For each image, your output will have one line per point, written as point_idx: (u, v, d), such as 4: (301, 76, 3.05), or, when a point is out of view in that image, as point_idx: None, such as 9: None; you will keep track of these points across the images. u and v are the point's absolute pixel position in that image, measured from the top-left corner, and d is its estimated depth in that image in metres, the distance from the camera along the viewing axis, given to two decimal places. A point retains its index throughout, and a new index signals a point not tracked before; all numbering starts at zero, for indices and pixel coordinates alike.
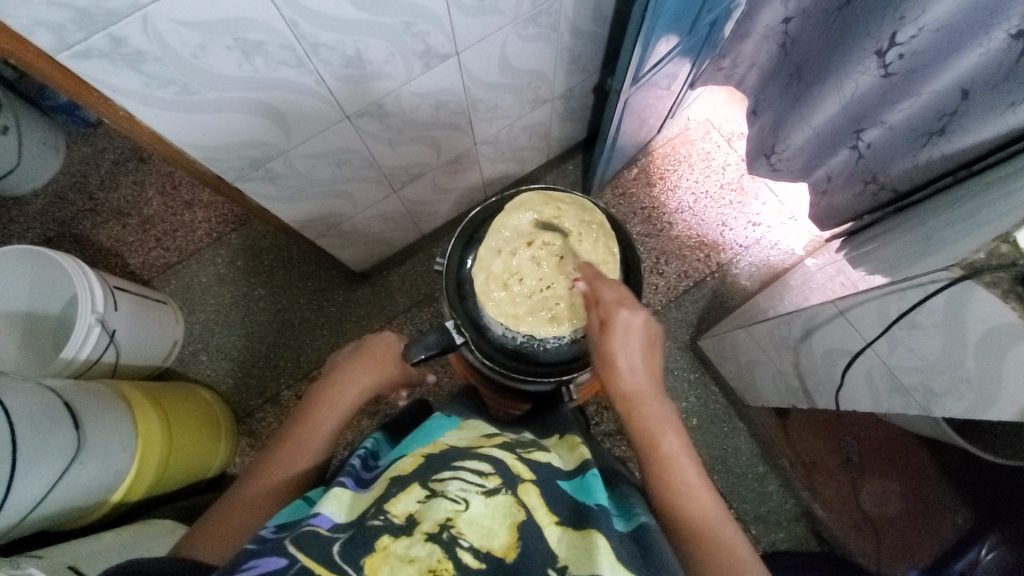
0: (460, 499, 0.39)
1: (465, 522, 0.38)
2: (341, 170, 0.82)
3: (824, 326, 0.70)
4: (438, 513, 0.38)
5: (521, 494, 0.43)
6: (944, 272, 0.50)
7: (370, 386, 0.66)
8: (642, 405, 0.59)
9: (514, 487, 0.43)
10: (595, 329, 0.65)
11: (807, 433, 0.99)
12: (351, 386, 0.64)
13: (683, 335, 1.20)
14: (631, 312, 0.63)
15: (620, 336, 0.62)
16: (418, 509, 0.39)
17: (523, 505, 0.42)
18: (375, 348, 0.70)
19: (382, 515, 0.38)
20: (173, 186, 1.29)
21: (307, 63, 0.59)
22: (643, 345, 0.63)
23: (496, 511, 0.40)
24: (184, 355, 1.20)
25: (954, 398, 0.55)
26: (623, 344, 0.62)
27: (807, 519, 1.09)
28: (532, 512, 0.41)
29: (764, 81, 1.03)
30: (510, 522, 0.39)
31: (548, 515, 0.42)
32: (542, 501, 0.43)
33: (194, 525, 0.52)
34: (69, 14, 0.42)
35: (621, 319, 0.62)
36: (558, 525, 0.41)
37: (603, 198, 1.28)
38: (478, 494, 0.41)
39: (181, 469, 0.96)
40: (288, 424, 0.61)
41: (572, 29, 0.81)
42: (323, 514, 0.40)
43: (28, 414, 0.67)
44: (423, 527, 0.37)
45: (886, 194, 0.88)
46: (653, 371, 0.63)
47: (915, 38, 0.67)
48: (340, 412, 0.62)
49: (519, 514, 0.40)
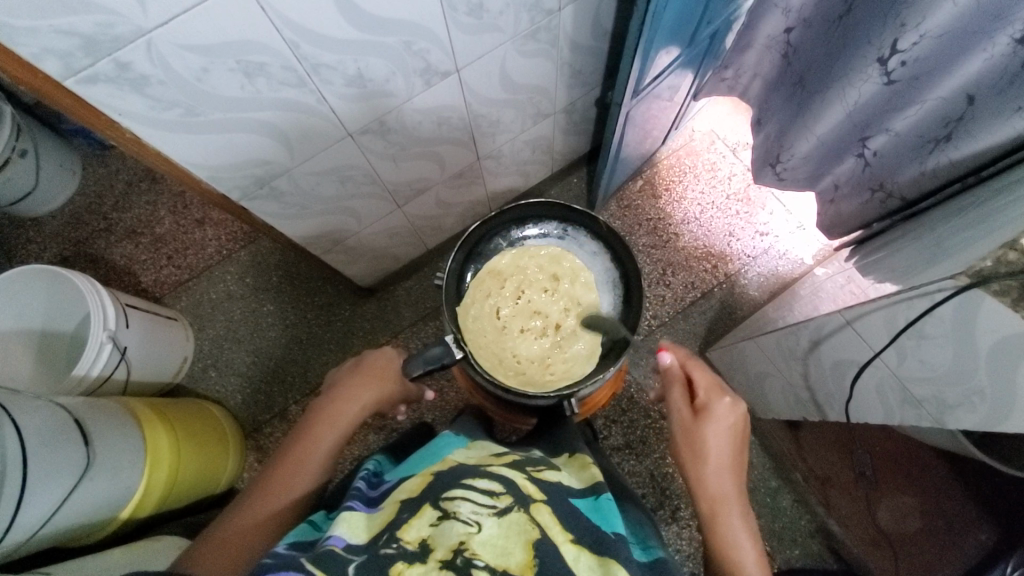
0: (472, 521, 0.39)
1: (478, 544, 0.37)
2: (345, 187, 0.83)
3: (832, 337, 0.69)
4: (452, 537, 0.37)
5: (535, 513, 0.42)
6: (950, 280, 0.50)
7: (370, 402, 0.66)
8: (721, 510, 0.61)
9: (527, 506, 0.43)
10: (688, 414, 0.67)
11: (819, 446, 0.97)
12: (351, 403, 0.64)
13: (692, 347, 1.19)
14: (731, 401, 0.67)
15: (717, 431, 0.65)
16: (430, 534, 0.38)
17: (537, 523, 0.41)
18: (375, 363, 0.70)
19: (395, 543, 0.37)
20: (184, 205, 1.32)
21: (308, 82, 0.60)
22: (733, 441, 0.65)
23: (510, 532, 0.39)
24: (194, 372, 1.21)
25: (967, 410, 0.53)
26: (716, 434, 0.65)
27: (823, 535, 1.06)
28: (547, 530, 0.41)
29: (768, 91, 1.03)
30: (525, 541, 0.39)
31: (563, 533, 0.41)
32: (556, 519, 0.43)
33: (194, 544, 0.53)
34: (76, 41, 0.43)
35: (720, 406, 0.66)
36: (574, 543, 0.41)
37: (608, 210, 1.28)
38: (490, 516, 0.40)
39: (190, 485, 0.96)
40: (287, 441, 0.61)
41: (571, 43, 0.82)
42: (337, 536, 0.39)
43: (38, 432, 0.68)
44: (437, 555, 0.36)
45: (895, 202, 0.87)
46: (739, 478, 0.65)
47: (916, 46, 0.67)
48: (341, 429, 0.62)
49: (534, 532, 0.40)
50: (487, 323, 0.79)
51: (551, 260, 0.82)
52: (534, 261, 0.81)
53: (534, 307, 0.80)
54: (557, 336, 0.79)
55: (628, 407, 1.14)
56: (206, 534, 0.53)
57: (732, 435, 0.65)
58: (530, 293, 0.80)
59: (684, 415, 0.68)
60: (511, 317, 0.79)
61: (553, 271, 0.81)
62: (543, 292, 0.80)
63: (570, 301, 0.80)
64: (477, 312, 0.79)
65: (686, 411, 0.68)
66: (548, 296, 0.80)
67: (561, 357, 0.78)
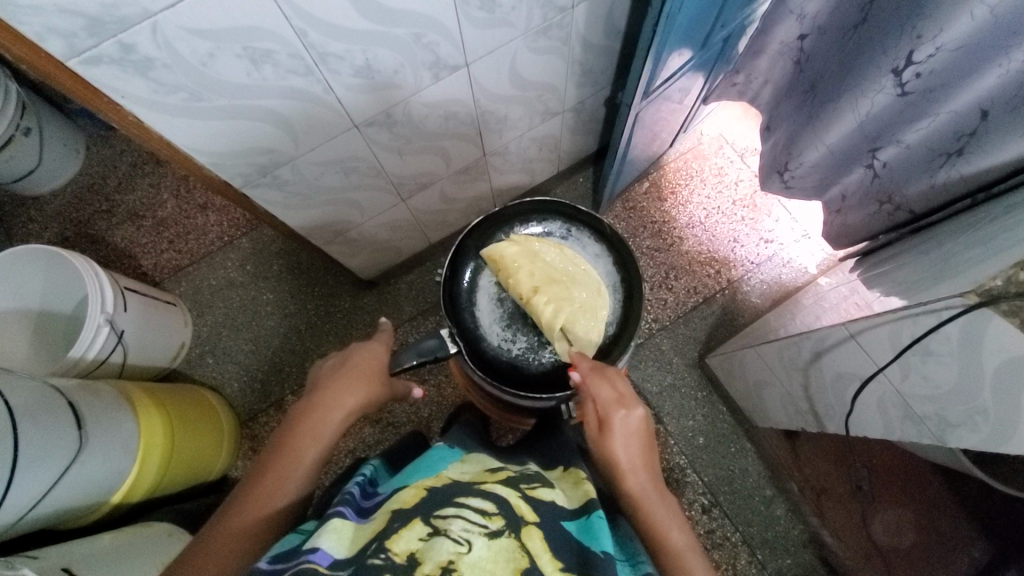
0: (463, 540, 0.39)
1: (467, 565, 0.37)
2: (349, 178, 0.82)
3: (834, 349, 0.69)
4: (441, 554, 0.37)
5: (525, 539, 0.42)
6: (959, 298, 0.50)
7: (355, 405, 0.65)
8: (647, 504, 0.57)
9: (519, 529, 0.42)
10: (594, 428, 0.63)
11: (816, 457, 0.97)
12: (335, 408, 0.63)
13: (692, 352, 1.18)
14: (628, 411, 0.62)
15: (623, 429, 0.61)
16: (420, 548, 0.38)
17: (527, 550, 0.41)
18: (358, 365, 0.69)
19: (383, 554, 0.37)
20: (187, 189, 1.31)
21: (316, 72, 0.59)
22: (641, 441, 0.62)
23: (499, 556, 0.39)
24: (191, 358, 1.20)
25: (969, 429, 0.52)
26: (625, 442, 0.61)
27: (815, 545, 1.07)
28: (537, 559, 0.40)
29: (780, 98, 1.02)
30: (513, 568, 0.39)
31: (552, 562, 0.41)
32: (546, 546, 0.42)
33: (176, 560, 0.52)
34: (80, 22, 0.42)
35: (621, 419, 0.62)
36: (563, 572, 0.40)
37: (613, 211, 1.27)
38: (481, 536, 0.40)
39: (181, 472, 0.96)
40: (269, 451, 0.60)
41: (584, 42, 0.81)
42: (323, 549, 0.38)
43: (31, 414, 0.67)
44: (425, 569, 0.36)
45: (903, 215, 0.86)
46: (654, 471, 0.61)
47: (931, 58, 0.66)
48: (323, 436, 0.61)
49: (522, 561, 0.39)
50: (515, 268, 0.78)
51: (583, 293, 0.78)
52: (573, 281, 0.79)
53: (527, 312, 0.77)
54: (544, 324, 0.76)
55: None
56: (193, 545, 0.52)
57: (639, 432, 0.62)
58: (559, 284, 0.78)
59: (593, 429, 0.63)
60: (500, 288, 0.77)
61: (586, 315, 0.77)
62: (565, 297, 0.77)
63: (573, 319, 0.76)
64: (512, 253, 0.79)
65: (593, 426, 0.63)
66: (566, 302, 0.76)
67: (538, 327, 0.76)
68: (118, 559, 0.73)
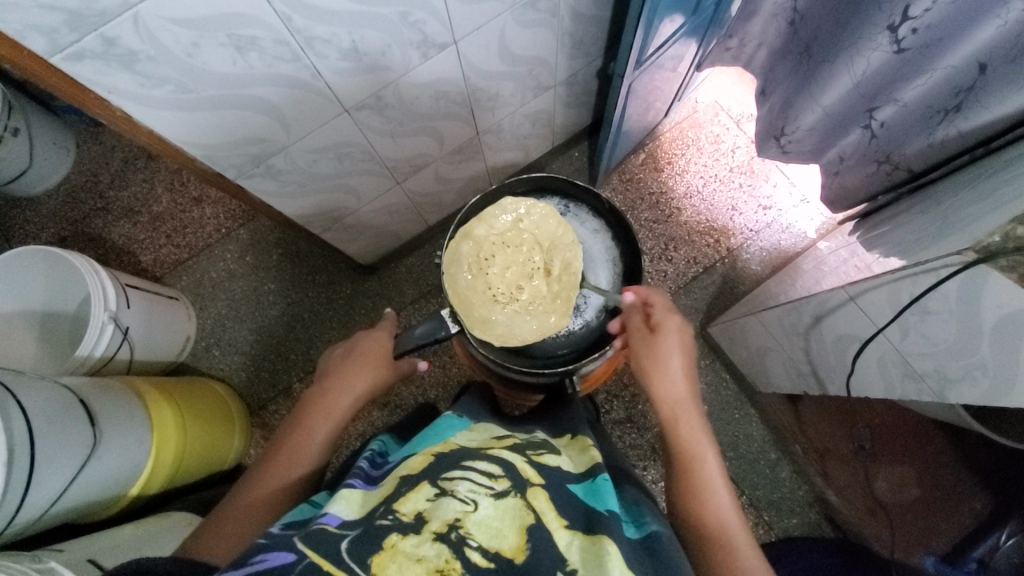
0: (470, 500, 0.40)
1: (473, 523, 0.38)
2: (343, 164, 0.82)
3: (834, 312, 0.69)
4: (447, 512, 0.38)
5: (531, 497, 0.43)
6: (957, 256, 0.50)
7: (365, 389, 0.68)
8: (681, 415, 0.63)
9: (525, 490, 0.44)
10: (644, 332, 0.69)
11: (819, 420, 0.98)
12: (346, 392, 0.66)
13: (693, 322, 1.19)
14: (681, 325, 0.69)
15: (672, 338, 0.67)
16: (426, 508, 0.39)
17: (533, 507, 0.42)
18: (368, 351, 0.71)
19: (391, 514, 0.38)
20: (180, 182, 1.30)
21: (303, 57, 0.58)
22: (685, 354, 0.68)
23: (505, 514, 0.40)
24: (197, 350, 1.22)
25: (968, 384, 0.53)
26: (674, 347, 0.67)
27: (820, 505, 1.08)
28: (543, 516, 0.42)
29: (774, 60, 1.00)
30: (520, 525, 0.39)
31: (558, 519, 0.42)
32: (552, 505, 0.43)
33: (197, 531, 0.54)
34: (61, 17, 0.42)
35: (673, 327, 0.68)
36: (568, 529, 0.41)
37: (609, 184, 1.27)
38: (487, 496, 0.41)
39: (197, 460, 0.97)
40: (284, 431, 0.62)
41: (572, 12, 0.79)
42: (334, 512, 0.40)
43: (44, 412, 0.68)
44: (431, 527, 0.37)
45: (901, 174, 0.86)
46: (691, 384, 0.67)
47: (927, 12, 0.64)
48: (334, 419, 0.63)
49: (529, 517, 0.41)
50: (511, 228, 0.75)
51: (542, 302, 0.73)
52: (542, 283, 0.73)
53: (491, 256, 0.74)
54: (489, 300, 0.72)
55: (629, 382, 1.15)
56: (213, 516, 0.54)
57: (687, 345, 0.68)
58: (534, 280, 0.73)
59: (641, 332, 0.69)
60: (484, 240, 0.74)
61: (530, 322, 0.73)
62: (521, 292, 0.73)
63: (510, 313, 0.73)
64: (519, 208, 0.76)
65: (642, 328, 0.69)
66: (521, 296, 0.73)
67: (480, 305, 0.72)
68: (141, 548, 0.75)
